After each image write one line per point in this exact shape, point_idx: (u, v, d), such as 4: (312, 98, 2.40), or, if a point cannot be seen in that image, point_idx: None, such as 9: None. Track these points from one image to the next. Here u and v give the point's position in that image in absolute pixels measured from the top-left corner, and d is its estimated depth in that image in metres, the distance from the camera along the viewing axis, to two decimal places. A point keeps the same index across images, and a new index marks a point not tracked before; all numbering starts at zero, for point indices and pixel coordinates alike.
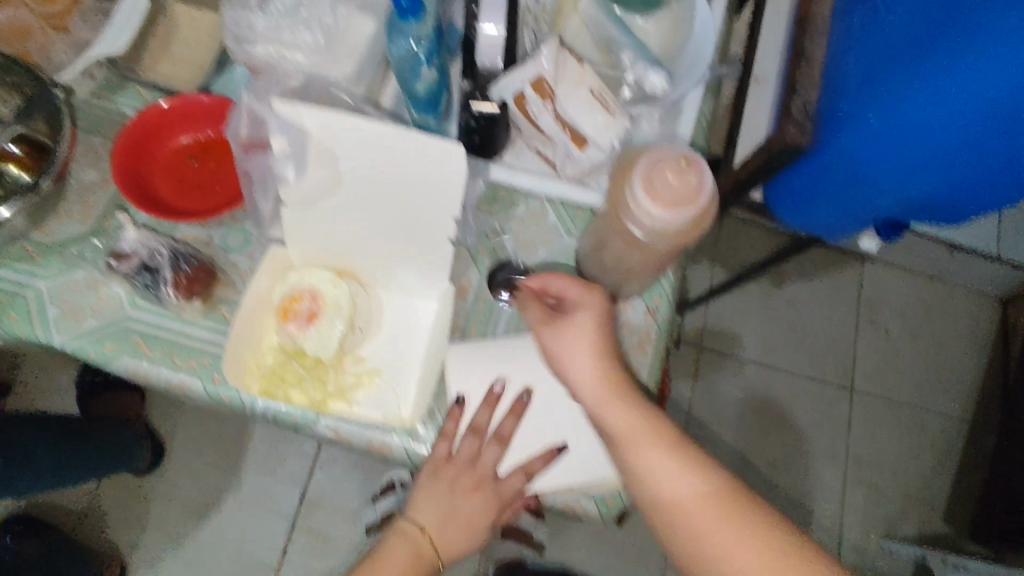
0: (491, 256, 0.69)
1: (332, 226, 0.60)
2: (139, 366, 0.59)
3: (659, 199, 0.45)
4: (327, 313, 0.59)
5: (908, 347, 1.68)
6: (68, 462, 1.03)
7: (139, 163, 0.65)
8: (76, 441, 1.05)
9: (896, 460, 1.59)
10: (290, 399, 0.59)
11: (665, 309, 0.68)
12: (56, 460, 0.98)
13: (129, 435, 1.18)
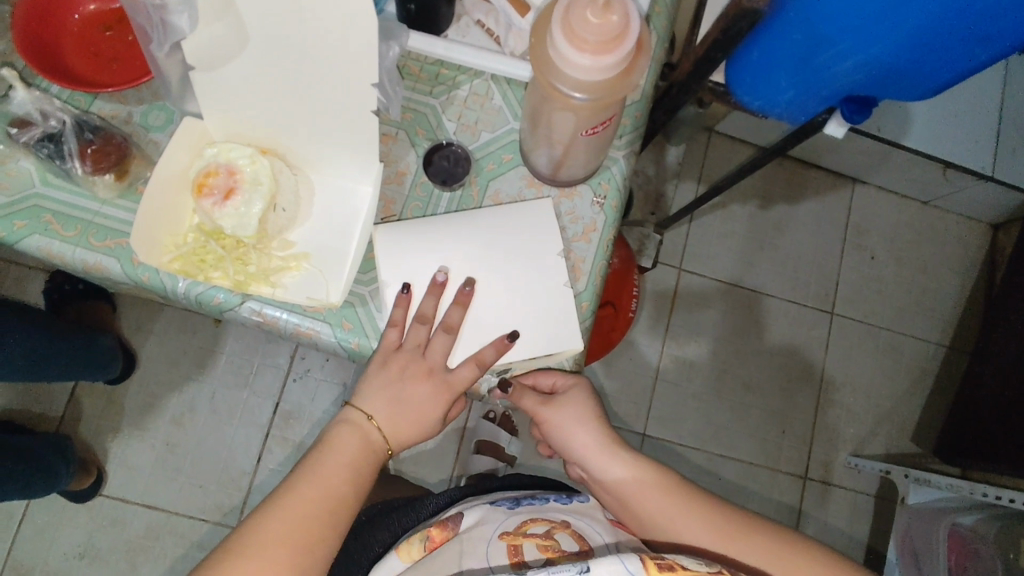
0: (429, 138, 0.65)
1: (244, 93, 0.54)
2: (50, 244, 0.56)
3: (580, 44, 0.41)
4: (244, 190, 0.55)
5: (893, 271, 1.65)
6: (45, 355, 1.01)
7: (45, 31, 0.60)
8: (54, 337, 1.04)
9: (870, 382, 1.59)
10: (212, 281, 0.57)
11: (613, 199, 0.64)
12: (29, 350, 0.97)
13: (100, 341, 1.18)
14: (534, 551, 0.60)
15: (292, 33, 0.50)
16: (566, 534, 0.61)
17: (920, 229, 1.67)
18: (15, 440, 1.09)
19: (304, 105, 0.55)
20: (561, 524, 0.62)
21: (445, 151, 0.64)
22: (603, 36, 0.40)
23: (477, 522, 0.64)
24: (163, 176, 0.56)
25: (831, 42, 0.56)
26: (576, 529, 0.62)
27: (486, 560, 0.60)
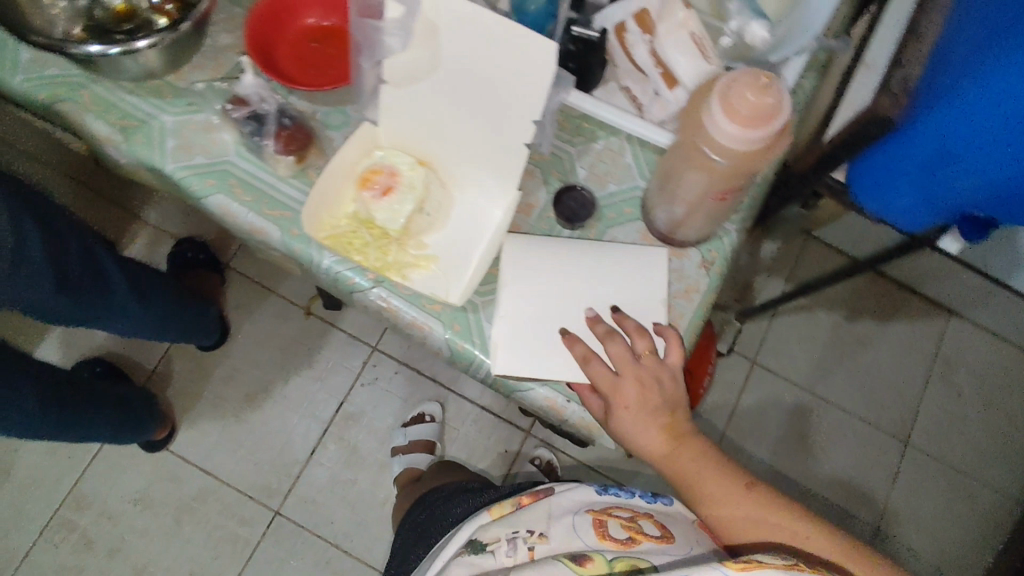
0: (561, 179, 0.71)
1: (421, 111, 0.64)
2: (229, 205, 0.66)
3: (733, 116, 0.47)
4: (400, 190, 0.65)
5: (979, 413, 1.57)
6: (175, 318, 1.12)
7: (268, 34, 0.72)
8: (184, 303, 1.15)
9: (938, 526, 1.49)
10: (354, 261, 0.65)
11: (719, 265, 0.68)
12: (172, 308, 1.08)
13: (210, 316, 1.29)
14: (619, 528, 0.59)
15: (477, 70, 0.59)
16: (650, 524, 0.60)
17: (1014, 376, 1.60)
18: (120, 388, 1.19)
19: (468, 130, 0.63)
20: (644, 513, 0.62)
21: (574, 193, 0.70)
22: (755, 112, 0.46)
23: (568, 489, 0.64)
24: (339, 166, 0.65)
25: (958, 159, 0.62)
26: (659, 520, 0.61)
27: (574, 529, 0.59)
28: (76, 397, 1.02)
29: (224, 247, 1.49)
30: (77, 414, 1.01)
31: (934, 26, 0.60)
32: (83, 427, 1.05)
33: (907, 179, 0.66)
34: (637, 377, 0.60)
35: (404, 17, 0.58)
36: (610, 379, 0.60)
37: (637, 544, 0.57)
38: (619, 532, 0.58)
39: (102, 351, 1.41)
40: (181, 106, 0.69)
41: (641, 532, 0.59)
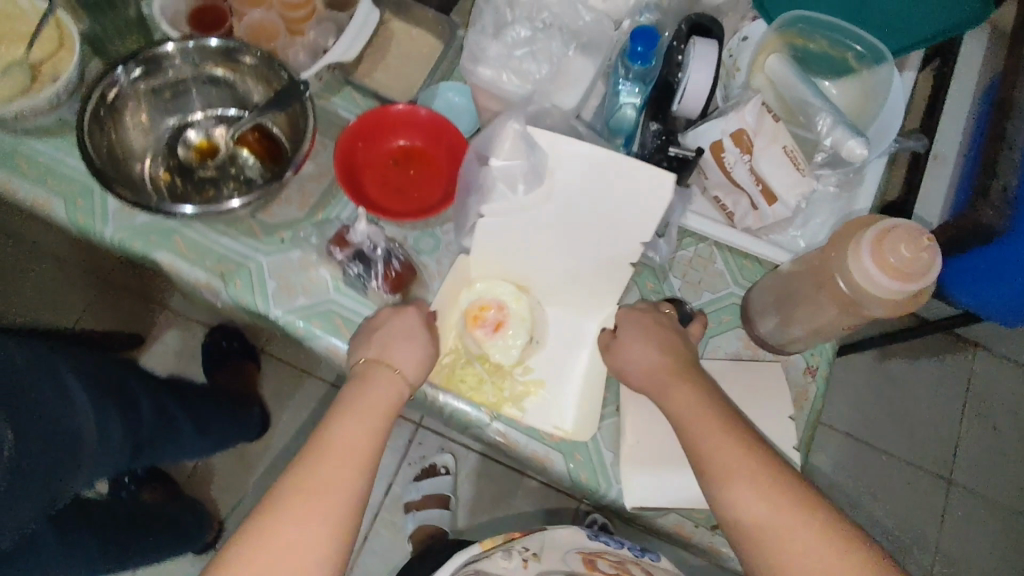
0: (657, 291, 0.72)
1: (525, 246, 0.66)
2: (338, 346, 0.65)
3: (885, 268, 0.48)
4: (512, 323, 0.66)
5: (1015, 447, 1.60)
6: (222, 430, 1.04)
7: (352, 160, 0.72)
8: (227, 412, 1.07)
9: (988, 564, 1.51)
10: (467, 398, 0.65)
11: (825, 369, 0.69)
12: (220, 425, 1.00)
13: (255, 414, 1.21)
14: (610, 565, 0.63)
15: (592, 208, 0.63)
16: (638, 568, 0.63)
17: None
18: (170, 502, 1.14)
19: (574, 260, 0.66)
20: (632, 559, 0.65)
21: (672, 306, 0.70)
22: (905, 265, 0.47)
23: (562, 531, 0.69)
24: (450, 292, 0.67)
25: None
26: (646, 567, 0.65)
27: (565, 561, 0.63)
28: (123, 527, 0.97)
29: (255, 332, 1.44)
30: (126, 543, 0.97)
31: (1021, 136, 0.62)
32: (136, 554, 1.00)
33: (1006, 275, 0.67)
34: (676, 369, 0.60)
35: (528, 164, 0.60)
36: (642, 362, 0.61)
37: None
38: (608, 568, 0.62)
39: None
40: (275, 244, 0.68)
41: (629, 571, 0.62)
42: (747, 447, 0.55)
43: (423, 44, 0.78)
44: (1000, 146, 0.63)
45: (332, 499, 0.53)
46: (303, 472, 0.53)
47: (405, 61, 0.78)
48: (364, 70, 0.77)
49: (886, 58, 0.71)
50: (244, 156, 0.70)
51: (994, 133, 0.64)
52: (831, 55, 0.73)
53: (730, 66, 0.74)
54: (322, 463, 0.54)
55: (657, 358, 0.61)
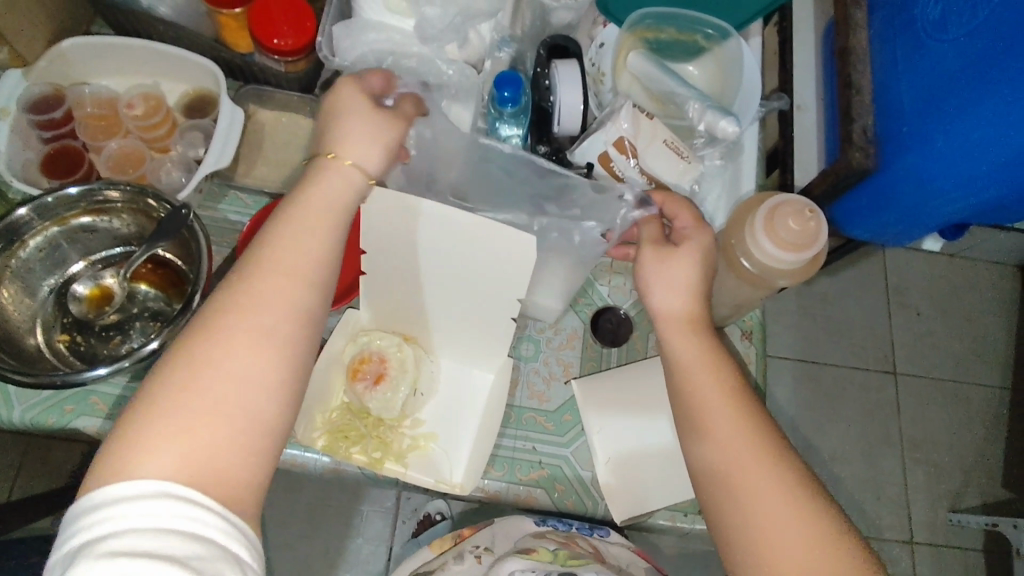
0: (588, 305, 0.73)
1: (396, 291, 0.64)
2: (297, 455, 0.64)
3: (777, 240, 0.51)
4: (394, 375, 0.62)
5: (940, 324, 1.73)
6: None
7: None
8: None
9: (948, 435, 1.63)
10: (352, 457, 0.61)
11: (759, 331, 0.73)
12: None
13: None
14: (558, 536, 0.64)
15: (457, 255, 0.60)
16: (585, 545, 0.63)
17: (954, 280, 1.77)
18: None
19: (447, 305, 0.64)
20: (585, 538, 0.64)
21: (607, 314, 0.73)
22: (797, 237, 0.50)
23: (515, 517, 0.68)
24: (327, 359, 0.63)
25: (944, 192, 0.65)
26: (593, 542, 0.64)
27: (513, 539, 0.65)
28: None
29: None
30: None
31: (864, 77, 0.69)
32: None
33: (887, 213, 0.71)
34: (709, 345, 0.52)
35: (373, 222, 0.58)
36: (693, 345, 0.52)
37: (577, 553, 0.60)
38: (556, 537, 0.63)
39: None
40: None
41: (577, 542, 0.63)
42: (733, 399, 0.50)
43: (296, 129, 0.79)
44: (850, 92, 0.68)
45: (262, 371, 0.41)
46: (173, 391, 0.39)
47: (284, 151, 0.78)
48: (244, 170, 0.77)
49: (730, 33, 0.76)
50: (140, 290, 0.68)
51: (841, 80, 0.70)
52: (681, 41, 0.77)
53: (595, 74, 0.76)
54: (192, 392, 0.39)
55: (690, 300, 0.54)
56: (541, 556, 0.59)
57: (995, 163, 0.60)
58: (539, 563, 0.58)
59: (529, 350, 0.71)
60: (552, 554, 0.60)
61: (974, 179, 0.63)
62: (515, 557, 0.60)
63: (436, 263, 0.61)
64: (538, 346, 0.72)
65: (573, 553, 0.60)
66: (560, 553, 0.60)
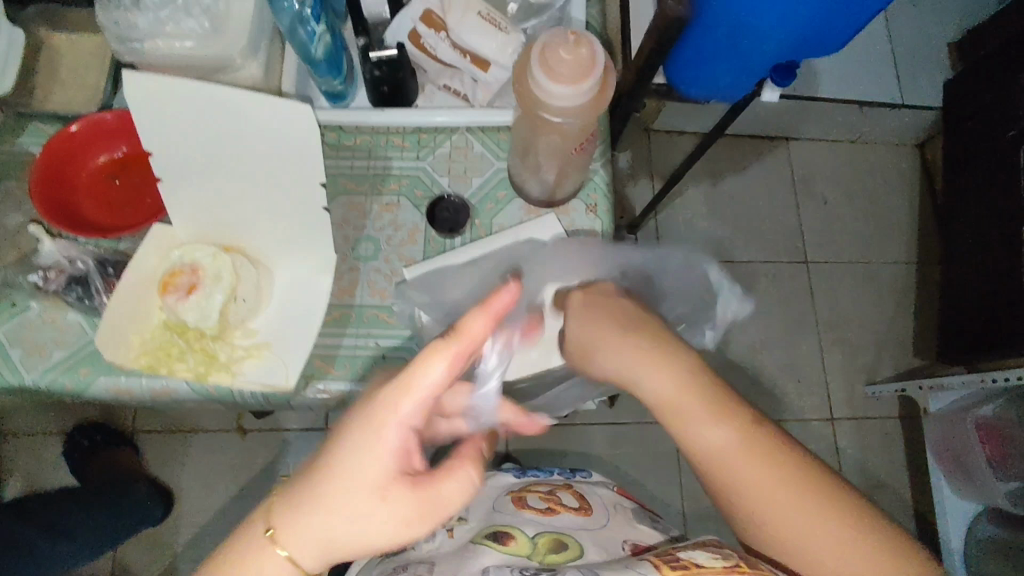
0: (427, 195, 0.71)
1: (200, 194, 0.60)
2: (118, 383, 0.60)
3: (560, 77, 0.49)
4: (206, 284, 0.60)
5: (847, 208, 1.66)
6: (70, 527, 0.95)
7: (59, 189, 0.64)
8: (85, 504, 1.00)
9: (861, 314, 1.58)
10: (175, 374, 0.59)
11: (604, 204, 0.71)
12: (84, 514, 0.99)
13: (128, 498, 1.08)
14: (538, 500, 0.65)
15: (237, 142, 0.57)
16: (568, 497, 0.67)
17: (858, 164, 1.69)
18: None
19: (257, 201, 0.60)
20: (560, 486, 0.69)
21: (443, 203, 0.70)
22: (575, 67, 0.48)
23: (483, 480, 0.72)
24: (132, 278, 0.59)
25: (758, 27, 0.62)
26: (576, 491, 0.68)
27: (495, 511, 0.64)
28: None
29: (113, 416, 1.31)
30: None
31: None
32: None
33: (719, 57, 0.69)
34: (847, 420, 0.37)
35: (142, 115, 0.54)
36: None
37: (556, 512, 0.63)
38: (538, 504, 0.64)
39: None
40: (6, 310, 0.61)
41: (560, 505, 0.64)
42: None
43: (94, 47, 0.71)
44: None
45: None
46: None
47: (83, 70, 0.71)
48: (42, 95, 0.70)
49: None
50: None
51: None
52: None
53: None
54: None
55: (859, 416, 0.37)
56: (519, 547, 0.56)
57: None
58: (521, 557, 0.55)
59: (368, 250, 0.69)
60: (533, 545, 0.57)
61: (777, 12, 0.60)
62: (491, 547, 0.56)
63: (234, 161, 0.58)
64: (378, 245, 0.69)
65: (556, 534, 0.59)
66: (539, 542, 0.58)
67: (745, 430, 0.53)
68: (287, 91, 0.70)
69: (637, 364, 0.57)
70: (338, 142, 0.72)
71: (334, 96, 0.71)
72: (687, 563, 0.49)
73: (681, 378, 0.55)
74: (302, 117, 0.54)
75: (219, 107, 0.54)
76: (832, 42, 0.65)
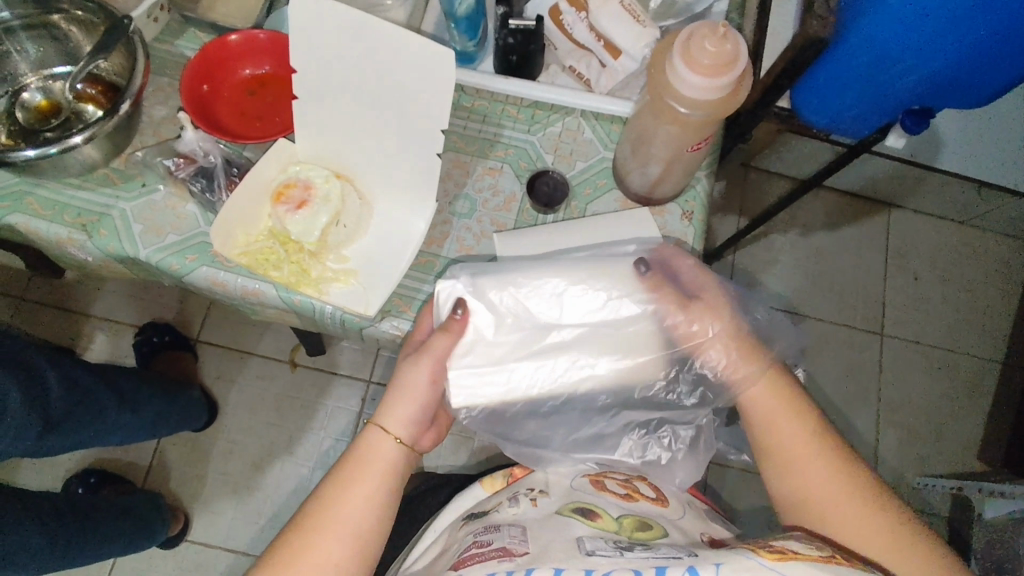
0: (530, 168, 0.73)
1: (328, 120, 0.64)
2: (216, 275, 0.64)
3: (698, 67, 0.49)
4: (315, 203, 0.63)
5: (939, 291, 1.57)
6: (134, 399, 0.99)
7: (206, 92, 0.70)
8: (153, 388, 1.06)
9: (929, 402, 1.49)
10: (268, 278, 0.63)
11: (701, 214, 0.70)
12: (152, 395, 1.04)
13: (186, 399, 1.15)
14: (617, 484, 0.61)
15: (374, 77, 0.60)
16: (647, 488, 0.61)
17: (961, 248, 1.60)
18: (115, 508, 1.04)
19: (377, 137, 0.64)
20: (638, 475, 0.63)
21: (545, 177, 0.72)
22: (716, 60, 0.49)
23: None
24: (251, 182, 0.64)
25: (899, 61, 0.62)
26: (654, 482, 0.63)
27: (570, 487, 0.61)
28: (75, 521, 0.91)
29: (185, 322, 1.39)
30: (53, 553, 0.86)
31: None
32: (91, 548, 0.95)
33: (849, 88, 0.69)
34: None
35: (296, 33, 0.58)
36: None
37: (636, 501, 0.59)
38: (616, 488, 0.60)
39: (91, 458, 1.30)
40: (137, 188, 0.67)
41: (639, 493, 0.60)
42: None
43: None
44: None
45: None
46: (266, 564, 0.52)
47: None
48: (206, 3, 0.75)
49: None
50: (87, 110, 0.69)
51: None
52: None
53: None
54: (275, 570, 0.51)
55: None
56: (606, 524, 0.54)
57: (941, 27, 0.57)
58: (608, 532, 0.53)
59: (464, 208, 0.71)
60: (618, 523, 0.55)
61: (928, 47, 0.59)
62: (580, 521, 0.54)
63: (367, 96, 0.61)
64: (474, 205, 0.71)
65: (641, 521, 0.56)
66: (625, 522, 0.55)
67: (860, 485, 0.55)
68: (425, 33, 0.74)
69: (771, 418, 0.58)
70: (457, 102, 0.75)
71: (465, 58, 0.75)
72: (784, 550, 0.47)
73: (799, 422, 0.58)
74: (442, 68, 0.57)
75: (368, 43, 0.58)
76: (973, 95, 0.64)
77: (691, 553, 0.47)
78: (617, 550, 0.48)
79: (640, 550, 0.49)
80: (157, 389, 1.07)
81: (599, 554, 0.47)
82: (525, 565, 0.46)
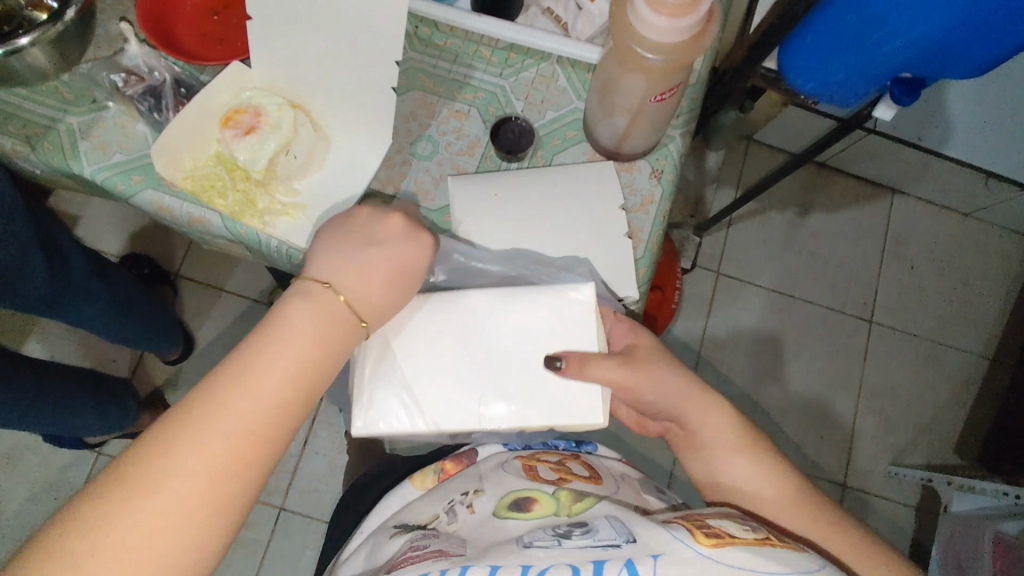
0: (498, 114, 0.70)
1: (284, 45, 0.61)
2: (161, 199, 0.62)
3: (660, 6, 0.46)
4: (264, 129, 0.61)
5: (934, 282, 1.53)
6: (108, 291, 0.98)
7: (163, 10, 0.66)
8: (130, 294, 1.06)
9: (911, 393, 1.47)
10: (212, 206, 0.61)
11: (670, 173, 0.67)
12: (121, 299, 1.02)
13: (157, 319, 1.16)
14: (548, 470, 0.61)
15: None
16: (579, 467, 0.64)
17: (962, 241, 1.55)
18: (90, 370, 1.09)
19: (332, 65, 0.61)
20: (570, 456, 0.65)
21: (510, 124, 0.69)
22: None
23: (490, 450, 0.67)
24: (198, 104, 0.61)
25: (887, 24, 0.58)
26: (586, 461, 0.65)
27: (505, 476, 0.61)
28: (40, 390, 0.90)
29: (166, 255, 1.38)
30: (27, 400, 0.88)
31: None
32: (40, 420, 0.93)
33: (839, 50, 0.65)
34: None
35: None
36: None
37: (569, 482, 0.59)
38: (549, 473, 0.61)
39: (77, 357, 1.31)
40: (87, 105, 0.64)
41: (571, 473, 0.62)
42: None
43: None
44: None
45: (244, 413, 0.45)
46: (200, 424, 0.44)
47: None
48: None
49: None
50: (41, 19, 0.66)
51: None
52: None
53: None
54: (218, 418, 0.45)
55: None
56: (544, 509, 0.54)
57: None
58: (547, 517, 0.53)
59: (426, 149, 0.68)
60: (555, 502, 0.55)
61: (918, 10, 0.55)
62: (516, 516, 0.54)
63: (323, 20, 0.58)
64: (437, 147, 0.68)
65: (577, 494, 0.57)
66: (562, 497, 0.56)
67: (773, 470, 0.56)
68: None
69: (717, 447, 0.58)
70: (429, 39, 0.71)
71: None
72: (720, 533, 0.46)
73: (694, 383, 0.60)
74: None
75: None
76: (964, 66, 0.60)
77: (628, 540, 0.46)
78: (555, 540, 0.48)
79: (579, 536, 0.48)
80: (133, 296, 1.07)
81: (538, 547, 0.47)
82: (460, 563, 0.46)
